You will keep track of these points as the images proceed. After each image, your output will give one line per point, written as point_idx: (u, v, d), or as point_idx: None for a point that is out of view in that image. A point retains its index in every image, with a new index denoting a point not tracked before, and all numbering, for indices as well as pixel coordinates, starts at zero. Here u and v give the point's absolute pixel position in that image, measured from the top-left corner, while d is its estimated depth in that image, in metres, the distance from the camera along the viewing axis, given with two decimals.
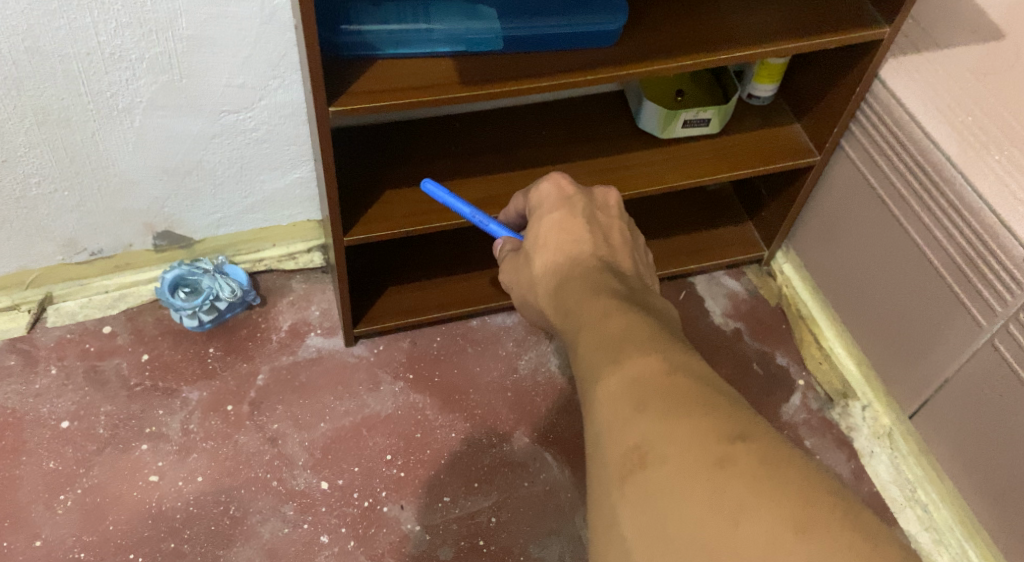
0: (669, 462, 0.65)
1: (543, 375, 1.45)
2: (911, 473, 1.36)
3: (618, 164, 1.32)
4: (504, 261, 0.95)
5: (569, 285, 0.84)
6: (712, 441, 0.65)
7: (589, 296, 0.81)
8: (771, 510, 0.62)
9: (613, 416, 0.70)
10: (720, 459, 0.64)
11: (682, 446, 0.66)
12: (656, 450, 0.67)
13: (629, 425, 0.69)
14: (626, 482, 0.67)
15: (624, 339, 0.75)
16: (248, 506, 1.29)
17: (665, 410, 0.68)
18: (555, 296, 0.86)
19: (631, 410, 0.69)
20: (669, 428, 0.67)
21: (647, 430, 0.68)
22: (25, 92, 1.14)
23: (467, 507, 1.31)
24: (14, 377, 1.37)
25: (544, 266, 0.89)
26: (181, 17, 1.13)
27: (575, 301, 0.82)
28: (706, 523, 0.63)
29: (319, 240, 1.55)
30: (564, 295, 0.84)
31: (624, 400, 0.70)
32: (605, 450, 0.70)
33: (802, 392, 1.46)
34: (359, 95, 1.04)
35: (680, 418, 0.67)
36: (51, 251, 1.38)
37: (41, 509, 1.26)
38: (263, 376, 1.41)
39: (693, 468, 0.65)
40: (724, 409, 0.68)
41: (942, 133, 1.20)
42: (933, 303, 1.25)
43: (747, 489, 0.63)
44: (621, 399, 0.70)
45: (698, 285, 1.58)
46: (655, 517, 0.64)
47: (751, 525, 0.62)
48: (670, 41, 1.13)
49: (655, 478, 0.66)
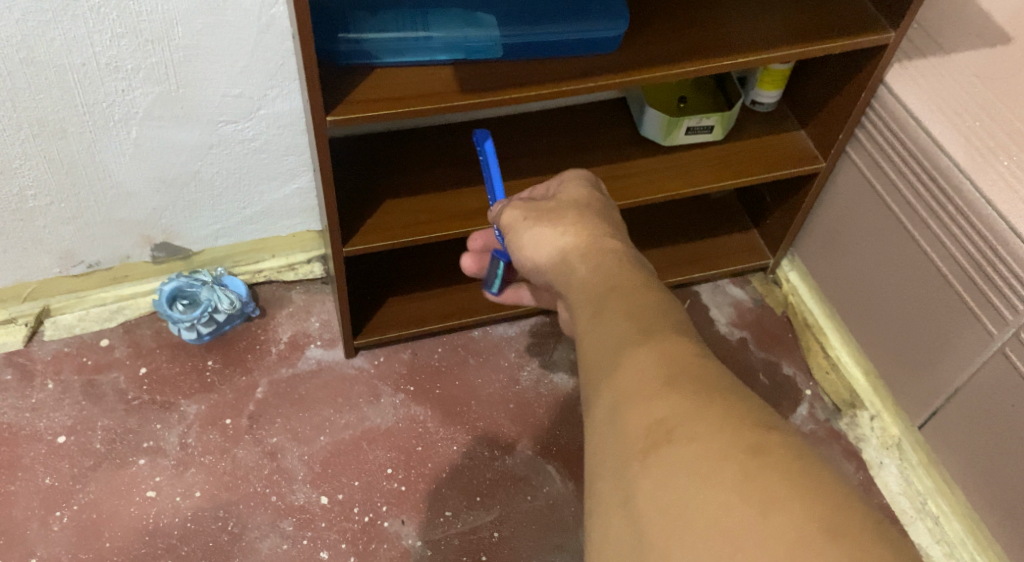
0: (698, 441, 0.64)
1: (545, 387, 1.43)
2: (922, 485, 1.33)
3: (621, 171, 1.30)
4: (515, 202, 0.92)
5: (577, 268, 0.82)
6: (745, 430, 0.64)
7: (602, 274, 0.79)
8: (803, 504, 0.60)
9: (637, 386, 0.68)
10: (754, 447, 0.63)
11: (712, 428, 0.64)
12: (684, 428, 0.65)
13: (654, 399, 0.67)
14: (647, 456, 0.65)
15: (650, 316, 0.73)
16: (246, 521, 1.27)
17: (695, 391, 0.67)
18: (558, 268, 0.84)
19: (658, 383, 0.68)
20: (699, 408, 0.66)
21: (674, 407, 0.66)
22: (20, 103, 1.13)
23: (469, 522, 1.29)
24: (10, 392, 1.36)
25: (544, 228, 0.87)
26: (177, 26, 1.11)
27: (586, 267, 0.80)
28: (735, 510, 0.61)
29: (319, 251, 1.53)
30: (573, 274, 0.81)
31: (651, 373, 0.69)
32: (624, 421, 0.68)
33: (809, 402, 1.44)
34: (356, 105, 1.02)
35: (712, 399, 0.66)
36: (47, 264, 1.37)
37: (36, 525, 1.24)
38: (261, 389, 1.40)
39: (724, 451, 0.63)
40: (753, 405, 0.67)
41: (949, 138, 1.17)
42: (942, 311, 1.23)
43: (781, 481, 0.61)
44: (647, 371, 0.69)
45: (703, 293, 1.56)
46: (678, 494, 0.63)
47: (782, 517, 0.60)
48: (671, 48, 1.11)
49: (681, 455, 0.64)
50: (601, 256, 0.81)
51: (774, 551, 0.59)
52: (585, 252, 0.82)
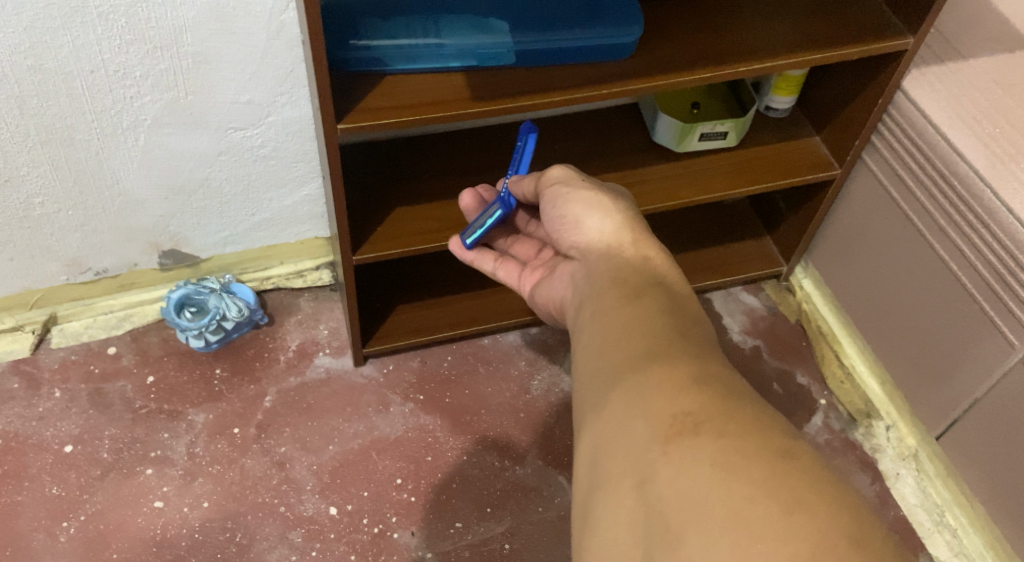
0: (725, 436, 0.66)
1: (556, 396, 1.42)
2: (939, 497, 1.31)
3: (633, 178, 1.29)
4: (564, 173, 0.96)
5: (616, 267, 0.86)
6: (773, 437, 0.66)
7: (646, 275, 0.84)
8: (828, 509, 0.62)
9: (665, 379, 0.71)
10: (782, 451, 0.65)
11: (742, 429, 0.66)
12: (712, 424, 0.67)
13: (683, 393, 0.70)
14: (670, 443, 0.67)
15: (682, 322, 0.78)
16: (254, 533, 1.25)
17: (725, 395, 0.70)
18: (608, 248, 0.89)
19: (688, 379, 0.71)
20: (729, 410, 0.68)
21: (704, 404, 0.68)
22: (27, 110, 1.12)
23: (480, 533, 1.27)
24: (17, 401, 1.35)
25: (601, 206, 0.92)
26: (187, 33, 1.10)
27: (628, 262, 0.86)
28: (757, 505, 0.62)
29: (328, 257, 1.52)
30: (614, 266, 0.86)
31: (682, 371, 0.71)
32: (648, 408, 0.70)
33: (823, 412, 1.42)
34: (367, 112, 1.01)
35: (744, 404, 0.69)
36: (54, 271, 1.35)
37: (43, 536, 1.23)
38: (269, 398, 1.38)
39: (752, 450, 0.65)
40: (782, 423, 0.69)
41: (969, 146, 1.16)
42: (961, 321, 1.21)
43: (806, 485, 0.63)
44: (678, 368, 0.72)
45: (715, 301, 1.54)
46: (699, 483, 0.64)
47: (806, 518, 0.61)
48: (686, 54, 1.09)
49: (704, 447, 0.66)
50: (648, 254, 0.87)
51: (794, 547, 0.60)
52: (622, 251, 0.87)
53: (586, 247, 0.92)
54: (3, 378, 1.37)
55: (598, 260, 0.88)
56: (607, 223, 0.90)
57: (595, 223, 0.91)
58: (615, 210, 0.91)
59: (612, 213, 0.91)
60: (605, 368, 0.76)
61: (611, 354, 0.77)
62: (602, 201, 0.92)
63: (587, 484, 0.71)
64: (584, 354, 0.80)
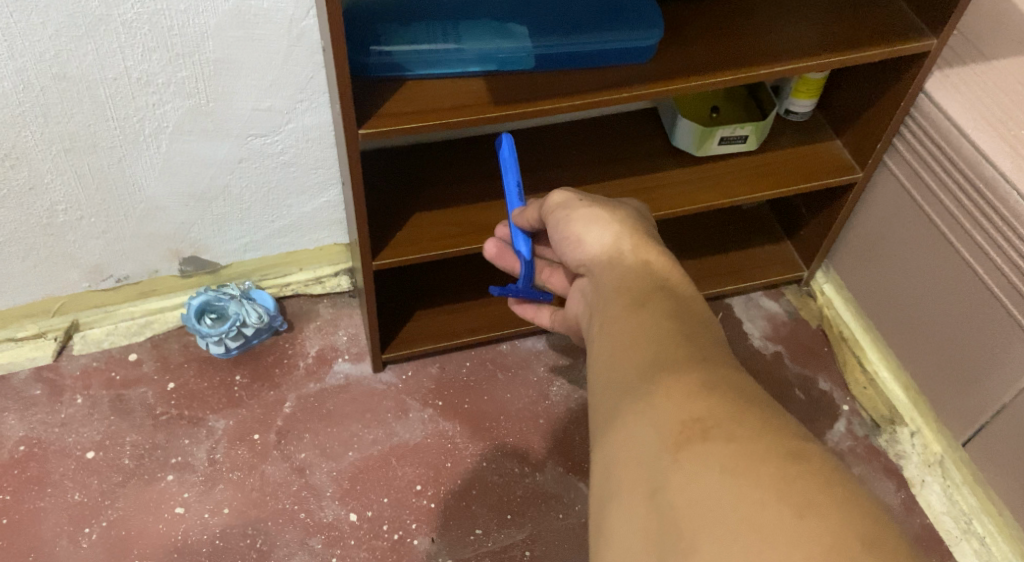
0: (735, 441, 0.65)
1: (575, 402, 1.41)
2: (966, 504, 1.30)
3: (652, 183, 1.28)
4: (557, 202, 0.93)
5: (621, 269, 0.84)
6: (786, 439, 0.66)
7: (650, 279, 0.82)
8: (842, 513, 0.61)
9: (672, 385, 0.70)
10: (793, 453, 0.64)
11: (752, 433, 0.66)
12: (722, 429, 0.66)
13: (691, 398, 0.69)
14: (680, 450, 0.66)
15: (690, 326, 0.76)
16: (275, 539, 1.25)
17: (735, 399, 0.69)
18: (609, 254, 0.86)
19: (694, 384, 0.70)
20: (738, 414, 0.67)
21: (713, 408, 0.68)
22: (51, 118, 1.13)
23: (500, 540, 1.27)
24: (40, 407, 1.36)
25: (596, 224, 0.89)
26: (209, 40, 1.10)
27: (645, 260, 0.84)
28: (768, 509, 0.61)
29: (346, 264, 1.52)
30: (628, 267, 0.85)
31: (689, 376, 0.71)
32: (657, 416, 0.69)
33: (846, 417, 1.41)
34: (387, 117, 1.01)
35: (756, 410, 0.68)
36: (76, 278, 1.36)
37: (65, 542, 1.24)
38: (289, 404, 1.38)
39: (762, 454, 0.64)
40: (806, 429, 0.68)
41: (994, 148, 1.15)
42: (988, 325, 1.20)
43: (818, 488, 0.62)
44: (686, 374, 0.71)
45: (735, 307, 1.53)
46: (710, 490, 0.63)
47: (818, 520, 0.60)
48: (707, 56, 1.09)
49: (713, 452, 0.65)
50: (647, 257, 0.84)
51: (806, 551, 0.59)
52: (631, 252, 0.85)
53: (589, 262, 0.88)
54: (25, 385, 1.38)
55: (601, 271, 0.86)
56: (609, 233, 0.88)
57: (595, 236, 0.88)
58: (614, 220, 0.89)
59: (612, 222, 0.88)
60: (612, 378, 0.75)
61: (620, 362, 0.75)
62: (601, 213, 0.89)
63: (599, 494, 0.70)
64: (596, 365, 0.78)
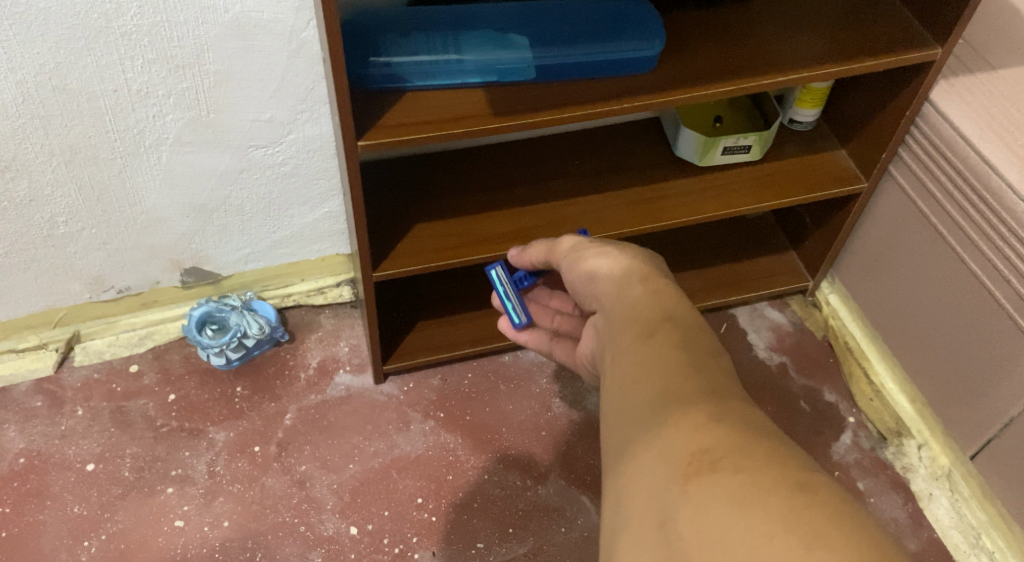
0: (743, 472, 0.64)
1: (578, 414, 1.40)
2: (975, 518, 1.28)
3: (656, 194, 1.27)
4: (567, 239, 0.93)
5: (627, 295, 0.83)
6: (792, 467, 0.64)
7: (650, 303, 0.80)
8: (849, 543, 0.59)
9: (682, 415, 0.69)
10: (800, 483, 0.63)
11: (760, 463, 0.65)
12: (730, 459, 0.65)
13: (699, 428, 0.68)
14: (689, 481, 0.65)
15: (698, 355, 0.75)
16: (274, 553, 1.24)
17: (742, 429, 0.67)
18: (614, 282, 0.86)
19: (705, 415, 0.69)
20: (746, 444, 0.66)
21: (721, 439, 0.67)
22: (51, 131, 1.12)
23: (502, 554, 1.25)
24: (40, 419, 1.35)
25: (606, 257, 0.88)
26: (208, 52, 1.10)
27: (644, 283, 0.83)
28: (776, 540, 0.60)
29: (348, 275, 1.51)
30: (629, 289, 0.83)
31: (698, 406, 0.69)
32: (666, 446, 0.68)
33: (852, 430, 1.40)
34: (388, 128, 1.00)
35: (762, 438, 0.67)
36: (78, 290, 1.36)
37: (64, 556, 1.23)
38: (290, 416, 1.37)
39: (771, 485, 0.63)
40: (802, 452, 0.67)
41: (1000, 158, 1.13)
42: (993, 338, 1.19)
43: (825, 518, 0.61)
44: (696, 401, 0.70)
45: (740, 317, 1.52)
46: (718, 521, 0.62)
47: (826, 552, 0.59)
48: (710, 66, 1.08)
49: (722, 482, 0.64)
50: (657, 283, 0.83)
51: None
52: (637, 278, 0.84)
53: (597, 291, 0.88)
54: (26, 397, 1.37)
55: (609, 299, 0.85)
56: (615, 263, 0.87)
57: (604, 266, 0.87)
58: (623, 251, 0.88)
59: (621, 254, 0.87)
60: (621, 407, 0.74)
61: (629, 392, 0.74)
62: (610, 246, 0.89)
63: (609, 525, 0.69)
64: (606, 395, 0.77)
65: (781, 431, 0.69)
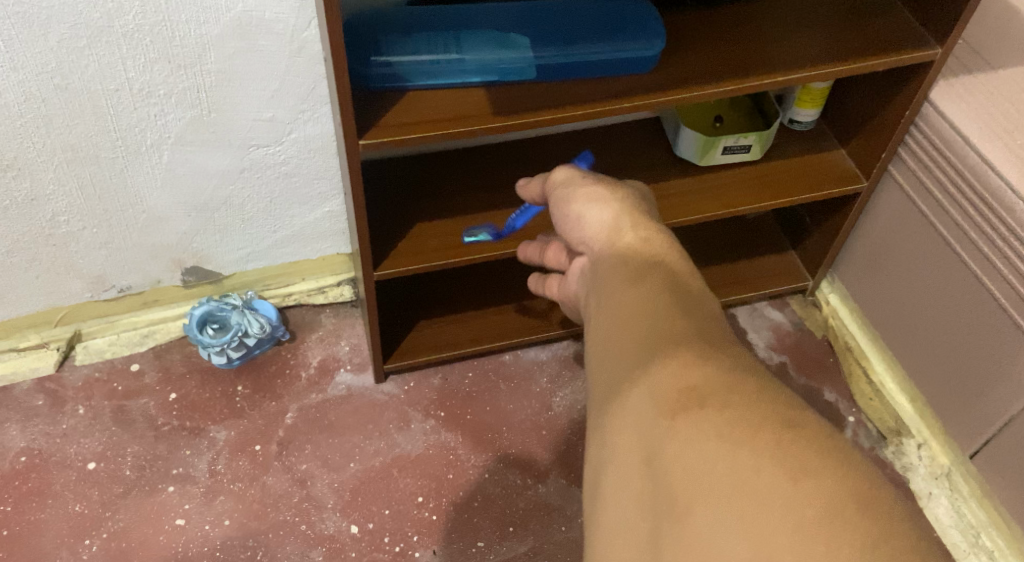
0: (730, 407, 0.63)
1: (578, 413, 1.40)
2: (974, 517, 1.28)
3: (657, 193, 1.27)
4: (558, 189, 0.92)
5: (620, 248, 0.81)
6: (779, 406, 0.63)
7: (642, 256, 0.79)
8: (834, 477, 0.58)
9: (669, 355, 0.68)
10: (788, 419, 0.62)
11: (747, 400, 0.63)
12: (717, 397, 0.64)
13: (687, 367, 0.66)
14: (676, 417, 0.64)
15: (688, 301, 0.73)
16: (275, 551, 1.25)
17: (730, 369, 0.66)
18: (606, 236, 0.84)
19: (693, 354, 0.67)
20: (733, 382, 0.65)
21: (709, 377, 0.65)
22: (53, 129, 1.12)
23: (502, 553, 1.26)
24: (41, 418, 1.35)
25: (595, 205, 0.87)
26: (209, 52, 1.10)
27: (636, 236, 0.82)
28: (763, 473, 0.59)
29: (349, 274, 1.52)
30: (621, 244, 0.82)
31: (687, 347, 0.68)
32: (653, 383, 0.67)
33: (852, 429, 1.40)
34: (388, 128, 1.01)
35: (749, 378, 0.66)
36: (79, 289, 1.36)
37: (65, 554, 1.23)
38: (291, 415, 1.38)
39: (757, 420, 0.62)
40: (792, 394, 0.66)
41: (999, 158, 1.14)
42: (992, 336, 1.19)
43: (812, 454, 0.59)
44: (684, 344, 0.68)
45: (740, 317, 1.52)
46: (703, 455, 0.61)
47: (811, 484, 0.58)
48: (711, 65, 1.08)
49: (708, 418, 0.63)
50: (648, 235, 0.82)
51: (801, 515, 0.57)
52: (632, 233, 0.83)
53: (587, 239, 0.86)
54: (27, 396, 1.38)
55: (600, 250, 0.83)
56: (606, 212, 0.86)
57: (594, 214, 0.86)
58: (615, 200, 0.87)
59: (611, 202, 0.86)
60: (609, 350, 0.73)
61: (617, 336, 0.73)
62: (601, 194, 0.87)
63: (599, 463, 0.68)
64: (595, 338, 0.76)
65: (772, 374, 0.67)
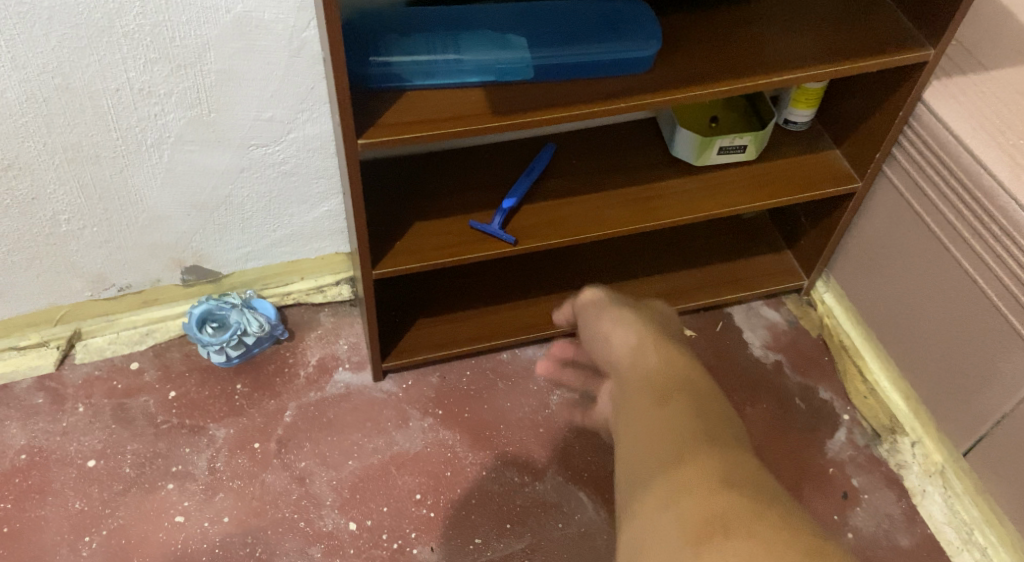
0: (757, 536, 0.65)
1: (576, 411, 1.41)
2: (968, 514, 1.29)
3: (654, 193, 1.28)
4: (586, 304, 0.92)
5: (641, 367, 0.82)
6: (804, 535, 0.66)
7: (666, 374, 0.81)
8: None
9: (693, 474, 0.70)
10: (813, 551, 0.64)
11: (772, 530, 0.66)
12: (742, 526, 0.66)
13: (714, 492, 0.69)
14: (700, 546, 0.66)
15: (711, 421, 0.76)
16: (274, 548, 1.25)
17: (755, 496, 0.68)
18: (628, 355, 0.84)
19: (717, 481, 0.69)
20: (759, 509, 0.67)
21: (735, 504, 0.68)
22: (54, 129, 1.13)
23: (500, 550, 1.27)
24: (41, 416, 1.36)
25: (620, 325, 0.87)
26: (210, 51, 1.11)
27: (659, 351, 0.83)
28: None
29: (348, 273, 1.53)
30: (643, 363, 0.82)
31: (710, 470, 0.70)
32: (679, 506, 0.69)
33: (847, 427, 1.41)
34: (387, 127, 1.02)
35: (767, 501, 0.68)
36: (79, 287, 1.37)
37: (65, 551, 1.24)
38: (290, 413, 1.39)
39: (783, 550, 0.64)
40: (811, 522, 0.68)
41: (992, 158, 1.15)
42: (986, 335, 1.20)
43: None
44: (707, 465, 0.71)
45: (736, 316, 1.53)
46: None
47: None
48: (706, 66, 1.09)
49: (735, 547, 0.65)
50: (670, 353, 0.83)
51: None
52: (654, 348, 0.84)
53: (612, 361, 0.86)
54: (27, 394, 1.38)
55: (624, 367, 0.84)
56: (632, 333, 0.86)
57: (620, 334, 0.87)
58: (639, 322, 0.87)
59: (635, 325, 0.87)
60: (633, 467, 0.74)
61: (643, 452, 0.74)
62: (628, 313, 0.88)
63: None
64: (618, 451, 0.77)
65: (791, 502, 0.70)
